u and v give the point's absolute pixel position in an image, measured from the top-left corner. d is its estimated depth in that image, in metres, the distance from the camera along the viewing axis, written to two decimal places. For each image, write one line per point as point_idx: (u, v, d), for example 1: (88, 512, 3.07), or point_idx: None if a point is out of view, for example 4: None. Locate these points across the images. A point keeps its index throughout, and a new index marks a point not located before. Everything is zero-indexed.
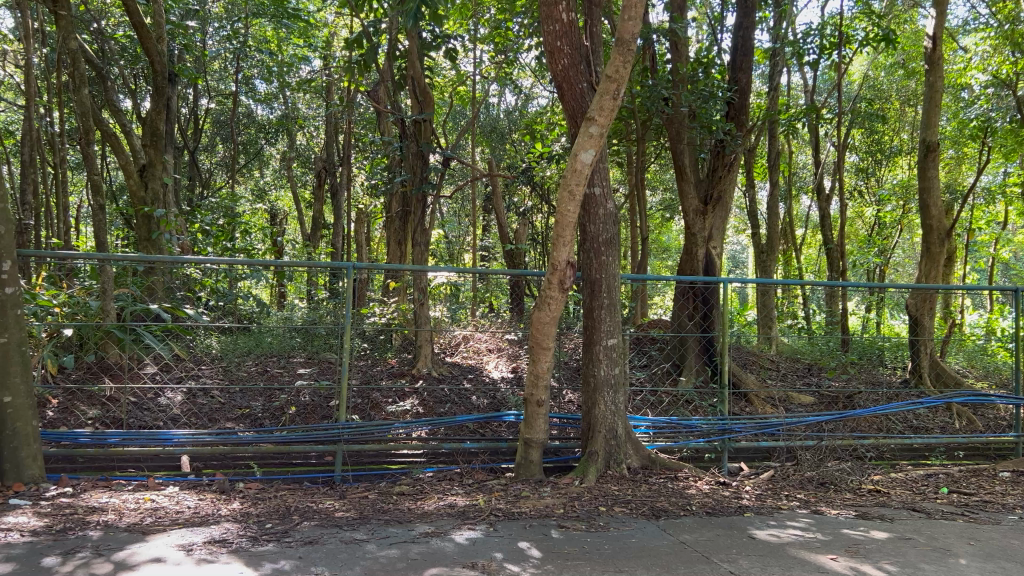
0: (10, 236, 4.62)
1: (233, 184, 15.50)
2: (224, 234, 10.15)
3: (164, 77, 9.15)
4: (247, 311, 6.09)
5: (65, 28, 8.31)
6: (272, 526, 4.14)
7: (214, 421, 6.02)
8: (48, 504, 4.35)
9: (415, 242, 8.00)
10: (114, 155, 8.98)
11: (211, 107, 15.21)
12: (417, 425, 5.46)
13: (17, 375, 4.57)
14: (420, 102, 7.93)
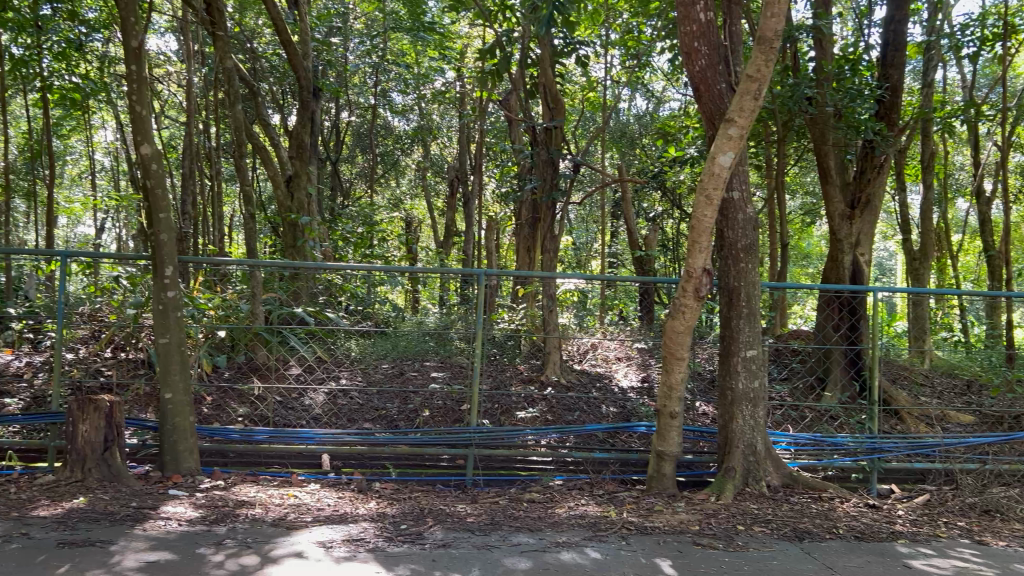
0: (172, 243, 4.95)
1: (372, 194, 16.12)
2: (363, 242, 10.57)
3: (309, 92, 9.62)
4: (384, 315, 6.48)
5: (223, 48, 8.87)
6: (407, 527, 4.22)
7: (353, 421, 6.23)
8: (202, 496, 4.61)
9: (545, 248, 7.97)
10: (263, 167, 9.50)
11: (352, 120, 15.86)
12: (547, 432, 5.46)
13: (177, 374, 4.89)
14: (551, 108, 7.84)
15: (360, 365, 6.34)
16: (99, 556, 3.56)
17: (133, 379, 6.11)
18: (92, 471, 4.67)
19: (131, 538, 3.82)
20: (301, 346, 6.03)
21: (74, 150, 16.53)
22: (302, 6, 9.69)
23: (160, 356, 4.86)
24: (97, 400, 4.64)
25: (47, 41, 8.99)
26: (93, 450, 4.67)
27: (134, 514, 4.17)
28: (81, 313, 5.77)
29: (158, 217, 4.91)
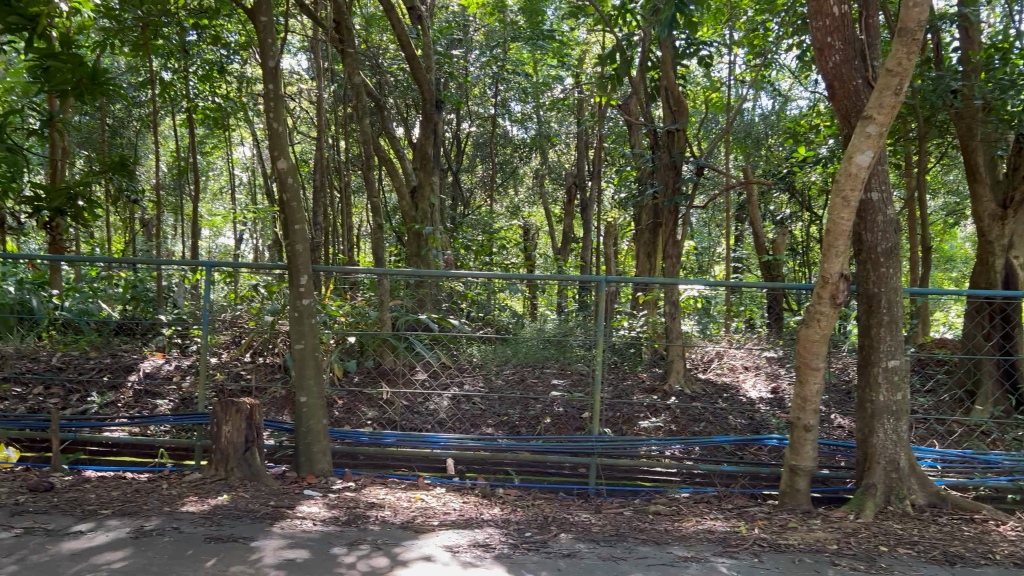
0: (306, 253, 5.18)
1: (492, 203, 16.33)
2: (484, 249, 10.76)
3: (433, 104, 9.82)
4: (505, 322, 6.23)
5: (351, 65, 9.20)
6: (532, 535, 4.22)
7: (476, 426, 6.30)
8: (335, 497, 4.78)
9: (667, 254, 7.71)
10: (389, 179, 9.81)
11: (473, 130, 16.12)
12: (671, 442, 5.34)
13: (311, 377, 5.10)
14: (673, 111, 7.68)
15: (483, 371, 6.20)
16: (241, 552, 3.74)
17: (270, 383, 6.41)
18: (234, 469, 4.93)
19: (270, 535, 3.99)
20: (426, 352, 6.11)
21: (216, 167, 17.58)
22: (425, 20, 9.92)
23: (295, 360, 5.09)
24: (239, 402, 4.87)
25: (193, 64, 9.60)
26: (236, 449, 4.93)
27: (272, 512, 4.36)
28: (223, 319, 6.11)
29: (293, 229, 5.14)
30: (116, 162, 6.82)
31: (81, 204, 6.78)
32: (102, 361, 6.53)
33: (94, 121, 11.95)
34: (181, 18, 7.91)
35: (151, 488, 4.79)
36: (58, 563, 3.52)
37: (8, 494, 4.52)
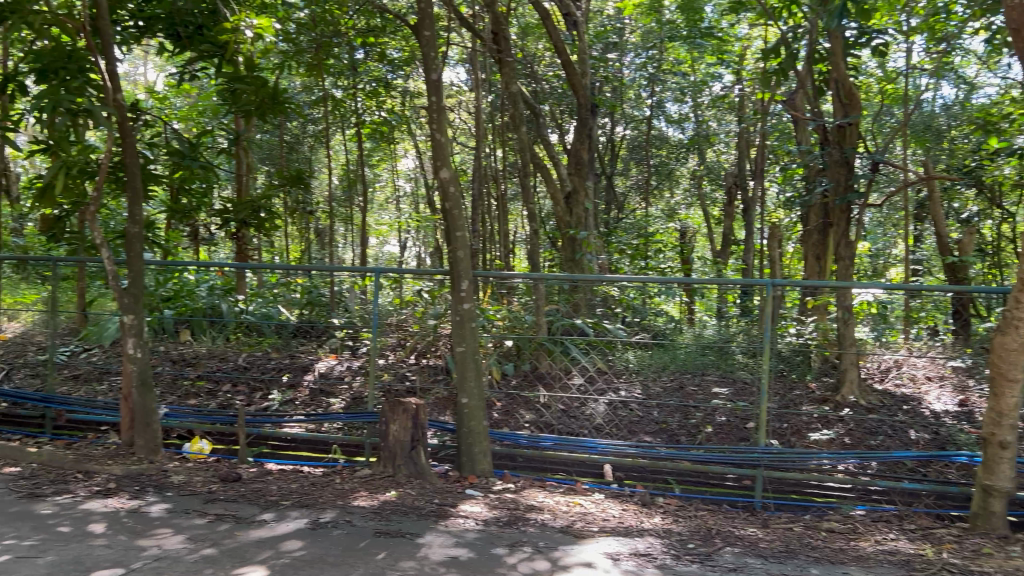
0: (468, 258, 5.32)
1: (648, 206, 16.08)
2: (640, 253, 10.60)
3: (588, 109, 9.81)
4: (660, 327, 6.06)
5: (509, 73, 9.35)
6: (695, 547, 4.10)
7: (634, 433, 6.22)
8: (496, 498, 4.86)
9: (839, 256, 7.25)
10: (546, 185, 9.89)
11: (628, 133, 15.97)
12: (845, 456, 5.04)
13: (472, 379, 5.23)
14: (845, 104, 7.23)
15: (639, 377, 6.07)
16: (409, 548, 3.87)
17: (433, 385, 6.59)
18: (401, 467, 5.13)
19: (435, 533, 4.12)
20: (581, 357, 6.04)
21: (381, 178, 18.43)
22: (581, 25, 9.94)
23: (457, 362, 5.24)
24: (405, 402, 5.07)
25: (361, 81, 10.14)
26: (403, 447, 5.12)
27: (437, 510, 4.50)
28: (390, 323, 6.40)
29: (455, 236, 5.29)
30: (294, 175, 7.28)
31: (264, 215, 7.29)
32: (281, 362, 6.95)
33: (273, 138, 12.89)
34: (350, 37, 8.37)
35: (326, 482, 5.07)
36: (246, 548, 3.79)
37: (202, 482, 4.93)
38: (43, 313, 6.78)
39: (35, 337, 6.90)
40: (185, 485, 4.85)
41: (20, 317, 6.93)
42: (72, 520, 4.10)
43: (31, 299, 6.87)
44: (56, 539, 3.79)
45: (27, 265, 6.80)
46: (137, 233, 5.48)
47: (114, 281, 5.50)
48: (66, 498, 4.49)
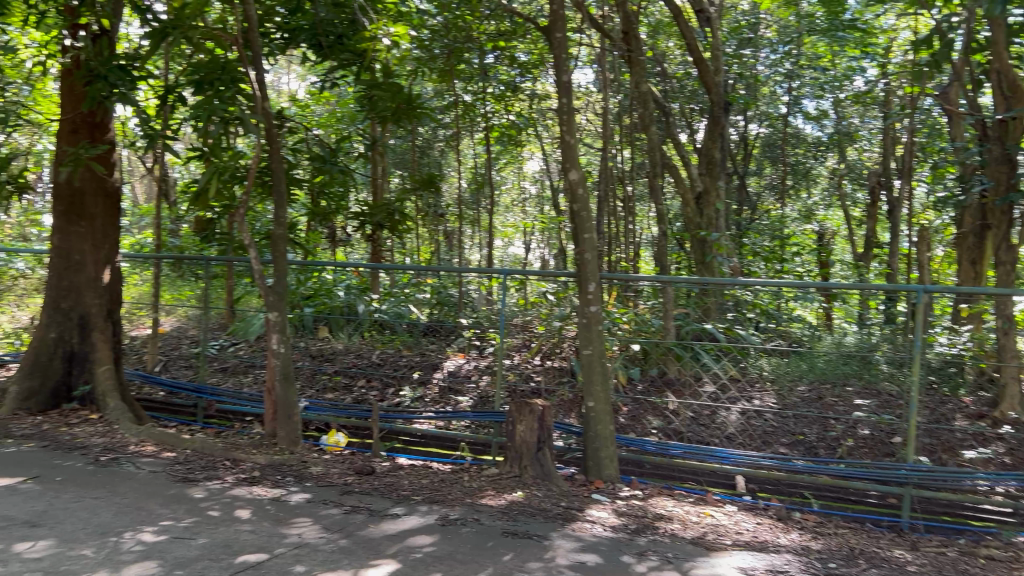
0: (596, 261, 5.26)
1: (783, 207, 15.45)
2: (775, 256, 10.17)
3: (721, 107, 9.52)
4: (799, 335, 5.79)
5: (639, 73, 9.19)
6: (836, 567, 3.89)
7: (768, 444, 5.98)
8: (624, 504, 4.79)
9: (999, 261, 6.74)
10: (675, 186, 9.65)
11: (762, 132, 15.41)
12: (1005, 478, 4.65)
13: (599, 383, 5.18)
14: (1007, 97, 6.72)
15: (774, 386, 5.86)
16: (537, 550, 3.88)
17: (557, 386, 6.51)
18: (528, 468, 5.14)
19: (562, 536, 4.10)
20: (714, 364, 5.99)
21: (508, 181, 18.61)
22: (714, 22, 9.66)
23: (583, 365, 5.20)
24: (532, 403, 5.08)
25: (490, 85, 10.27)
26: (529, 448, 5.14)
27: (564, 513, 4.48)
28: (517, 325, 6.44)
29: (583, 237, 5.26)
30: (426, 179, 7.46)
31: (397, 217, 7.48)
32: (413, 359, 7.14)
33: (406, 143, 13.25)
34: (481, 41, 8.49)
35: (454, 479, 5.15)
36: (379, 541, 3.90)
37: (338, 474, 5.12)
38: (196, 309, 7.30)
39: (188, 332, 7.45)
40: (323, 476, 5.05)
41: (178, 312, 7.43)
42: (221, 505, 4.35)
43: (184, 296, 7.38)
44: (207, 522, 4.03)
45: (183, 265, 7.35)
46: (282, 235, 5.77)
47: (261, 280, 5.80)
48: (215, 484, 4.77)
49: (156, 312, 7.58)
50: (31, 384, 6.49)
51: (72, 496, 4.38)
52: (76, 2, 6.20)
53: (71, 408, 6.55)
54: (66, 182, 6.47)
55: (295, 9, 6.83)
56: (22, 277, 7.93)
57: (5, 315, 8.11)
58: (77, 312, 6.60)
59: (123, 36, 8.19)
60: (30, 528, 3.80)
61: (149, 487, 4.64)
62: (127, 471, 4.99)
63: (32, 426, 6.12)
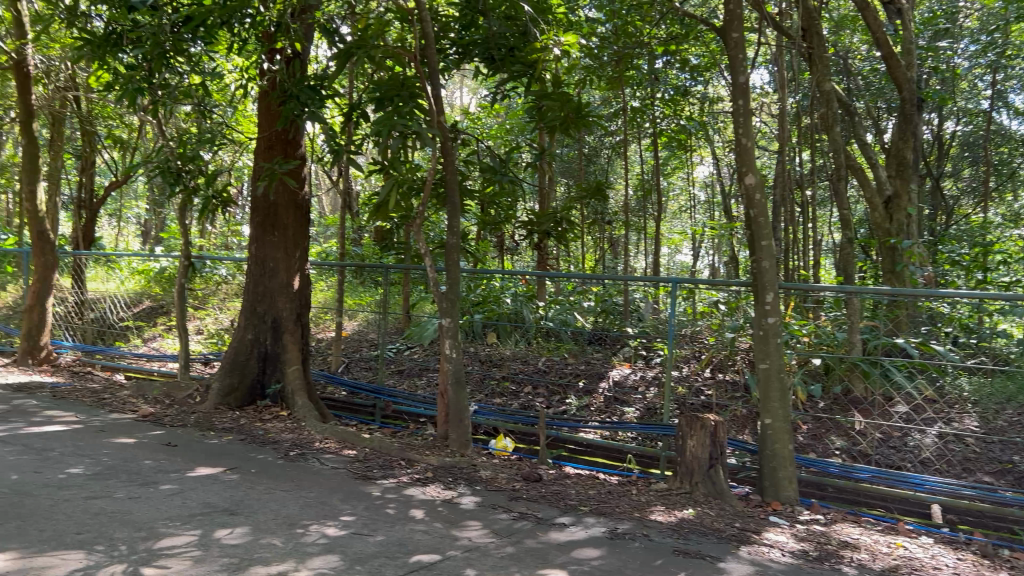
0: (773, 270, 5.01)
1: (985, 211, 14.08)
2: (978, 265, 9.26)
3: (913, 104, 8.85)
4: (1005, 351, 5.23)
5: (820, 70, 8.70)
6: None
7: (970, 471, 5.45)
8: (804, 528, 4.51)
9: None
10: (862, 189, 9.00)
11: (961, 129, 14.15)
12: None
13: (776, 400, 4.92)
14: None
15: (978, 408, 5.33)
16: (709, 572, 3.73)
17: (731, 400, 6.43)
18: (699, 485, 4.95)
19: (737, 558, 3.92)
20: (906, 383, 5.48)
21: (677, 187, 18.24)
22: (906, 13, 9.00)
23: (760, 380, 4.96)
24: (704, 418, 4.96)
25: (660, 90, 10.14)
26: (701, 465, 4.96)
27: (738, 535, 4.28)
28: (686, 334, 6.24)
29: (760, 245, 5.02)
30: (594, 186, 7.42)
31: (565, 226, 7.48)
32: (578, 367, 7.18)
33: (574, 151, 13.32)
34: (651, 46, 8.39)
35: (623, 491, 5.07)
36: (547, 550, 3.89)
37: (507, 479, 5.18)
38: (376, 314, 7.56)
39: (368, 335, 7.81)
40: (492, 480, 5.13)
41: (358, 316, 7.78)
42: (397, 503, 4.52)
43: (365, 301, 7.69)
44: (384, 520, 4.19)
45: (365, 272, 7.65)
46: (456, 244, 5.95)
47: (435, 287, 5.98)
48: (392, 483, 4.97)
49: (340, 315, 7.90)
50: (230, 382, 7.05)
51: (264, 487, 4.70)
52: (273, 29, 6.70)
53: (264, 405, 7.07)
54: (263, 196, 7.00)
55: (469, 24, 7.04)
56: (225, 282, 8.67)
57: (210, 317, 8.92)
58: (270, 316, 7.12)
59: (313, 58, 8.78)
60: (229, 516, 4.11)
61: (332, 483, 4.90)
62: (312, 466, 5.31)
63: (231, 420, 6.66)
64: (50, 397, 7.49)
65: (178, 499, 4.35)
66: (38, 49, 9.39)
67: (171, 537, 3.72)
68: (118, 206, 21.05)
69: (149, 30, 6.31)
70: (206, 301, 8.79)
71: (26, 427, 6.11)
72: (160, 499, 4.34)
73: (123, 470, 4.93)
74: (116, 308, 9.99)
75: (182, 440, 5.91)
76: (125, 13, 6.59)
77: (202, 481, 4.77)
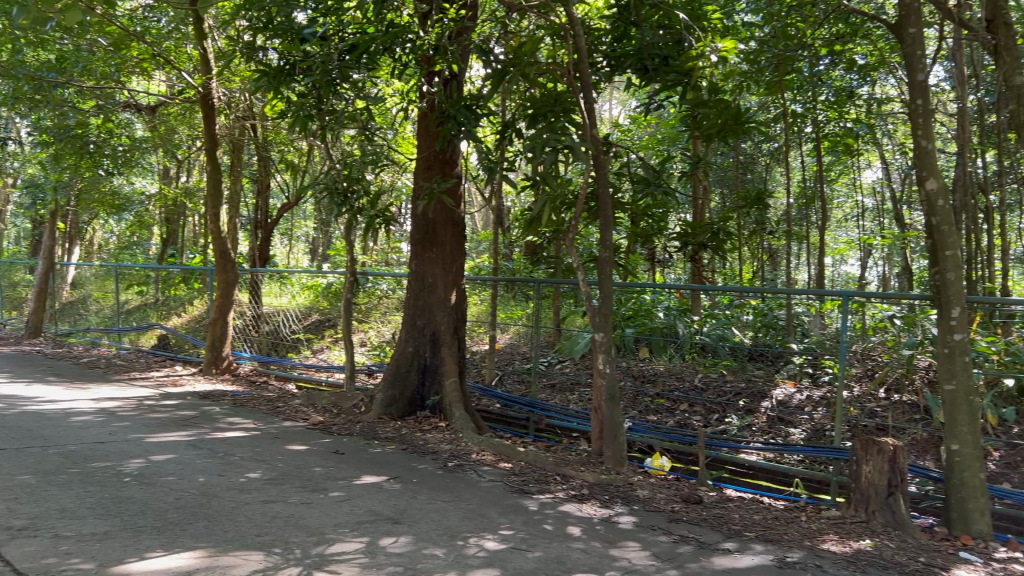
0: (959, 282, 4.59)
1: None
2: None
3: None
4: None
5: (1008, 63, 7.97)
6: None
7: None
8: (1001, 567, 4.08)
9: None
10: None
11: None
12: None
13: (965, 425, 4.51)
14: None
15: None
16: None
17: (911, 423, 5.97)
18: (876, 514, 4.62)
19: None
20: None
21: (841, 195, 17.27)
22: None
23: (945, 402, 4.57)
24: (881, 442, 4.62)
25: (822, 92, 9.66)
26: (877, 493, 4.63)
27: (924, 571, 3.94)
28: (856, 351, 5.86)
29: (944, 255, 4.61)
30: (754, 196, 7.12)
31: (722, 237, 7.21)
32: (738, 386, 6.89)
33: (729, 160, 12.93)
34: (814, 48, 8.00)
35: (791, 518, 4.80)
36: None
37: (666, 499, 5.04)
38: (528, 327, 7.62)
39: (521, 348, 7.83)
40: (650, 500, 5.01)
41: (509, 330, 7.89)
42: (554, 519, 4.50)
43: (517, 315, 7.75)
44: (542, 536, 4.18)
45: (516, 286, 7.74)
46: (608, 257, 5.87)
47: (587, 300, 5.94)
48: (548, 498, 4.96)
49: (493, 328, 8.03)
50: (393, 392, 7.34)
51: (425, 497, 4.82)
52: (432, 53, 6.93)
53: (424, 415, 7.30)
54: (422, 214, 7.24)
55: (622, 36, 6.98)
56: (385, 297, 8.99)
57: (373, 330, 9.24)
58: (429, 330, 7.33)
59: (468, 80, 9.04)
60: (393, 524, 4.24)
61: (490, 496, 4.95)
62: (470, 478, 5.39)
63: (394, 429, 6.91)
64: (232, 404, 8.06)
65: (347, 506, 4.53)
66: (221, 82, 10.21)
67: (341, 543, 3.88)
68: (289, 225, 22.54)
69: (319, 60, 6.80)
70: (368, 314, 9.23)
71: (211, 432, 6.60)
72: (329, 505, 4.54)
73: (296, 476, 5.21)
74: (288, 321, 10.41)
75: (349, 448, 6.18)
76: (297, 45, 7.06)
77: (368, 489, 4.95)
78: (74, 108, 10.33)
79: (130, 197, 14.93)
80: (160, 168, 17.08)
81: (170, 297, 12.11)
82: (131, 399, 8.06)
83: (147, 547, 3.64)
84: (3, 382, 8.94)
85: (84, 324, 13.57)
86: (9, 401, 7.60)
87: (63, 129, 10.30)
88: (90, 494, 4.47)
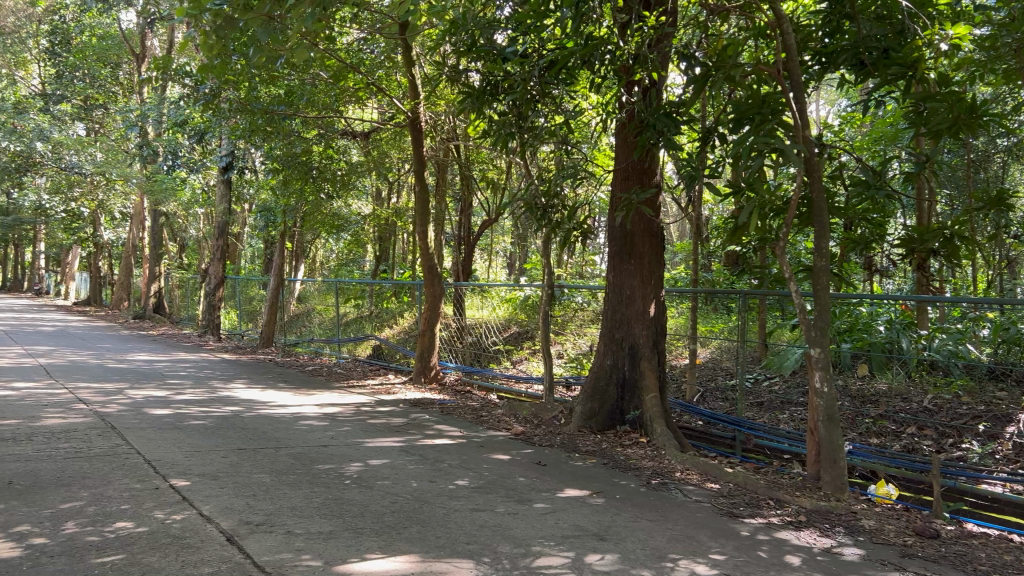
0: None
1: None
2: None
3: None
4: None
5: None
6: None
7: None
8: None
9: None
10: None
11: None
12: None
13: None
14: None
15: None
16: None
17: None
18: None
19: None
20: None
21: None
22: None
23: None
24: None
25: None
26: None
27: None
28: None
29: None
30: (994, 196, 6.36)
31: (957, 244, 6.46)
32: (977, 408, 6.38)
33: (959, 159, 11.73)
34: None
35: None
36: None
37: (895, 532, 4.59)
38: (732, 342, 7.20)
39: (724, 364, 7.48)
40: (877, 532, 4.59)
41: (711, 344, 7.56)
42: (769, 546, 4.24)
43: (718, 328, 7.41)
44: (757, 563, 3.95)
45: (716, 297, 7.35)
46: (824, 267, 5.45)
47: (801, 312, 5.53)
48: (761, 523, 4.69)
49: (693, 343, 7.74)
50: (593, 406, 7.32)
51: (631, 515, 4.72)
52: (631, 62, 6.83)
53: (624, 430, 7.19)
54: (621, 225, 7.20)
55: (836, 30, 6.54)
56: (581, 310, 8.94)
57: (569, 342, 9.26)
58: (628, 342, 7.22)
59: (668, 89, 8.87)
60: (599, 541, 4.18)
61: (697, 517, 4.76)
62: (676, 497, 5.23)
63: (594, 443, 6.87)
64: (439, 413, 8.38)
65: (552, 519, 4.53)
66: (428, 105, 10.74)
67: (547, 556, 3.87)
68: (490, 241, 23.25)
69: (520, 78, 6.92)
70: (565, 326, 9.27)
71: (422, 439, 6.89)
72: (534, 517, 4.56)
73: (501, 485, 5.30)
74: (489, 331, 10.57)
75: (551, 460, 6.21)
76: (498, 65, 7.29)
77: (572, 503, 4.93)
78: (300, 137, 11.25)
79: (347, 217, 16.08)
80: (374, 190, 18.25)
81: (382, 310, 12.84)
82: (350, 406, 8.61)
83: (367, 548, 3.83)
84: (242, 387, 9.90)
85: (309, 335, 14.78)
86: (247, 405, 8.39)
87: (292, 156, 11.41)
88: (317, 495, 4.80)
